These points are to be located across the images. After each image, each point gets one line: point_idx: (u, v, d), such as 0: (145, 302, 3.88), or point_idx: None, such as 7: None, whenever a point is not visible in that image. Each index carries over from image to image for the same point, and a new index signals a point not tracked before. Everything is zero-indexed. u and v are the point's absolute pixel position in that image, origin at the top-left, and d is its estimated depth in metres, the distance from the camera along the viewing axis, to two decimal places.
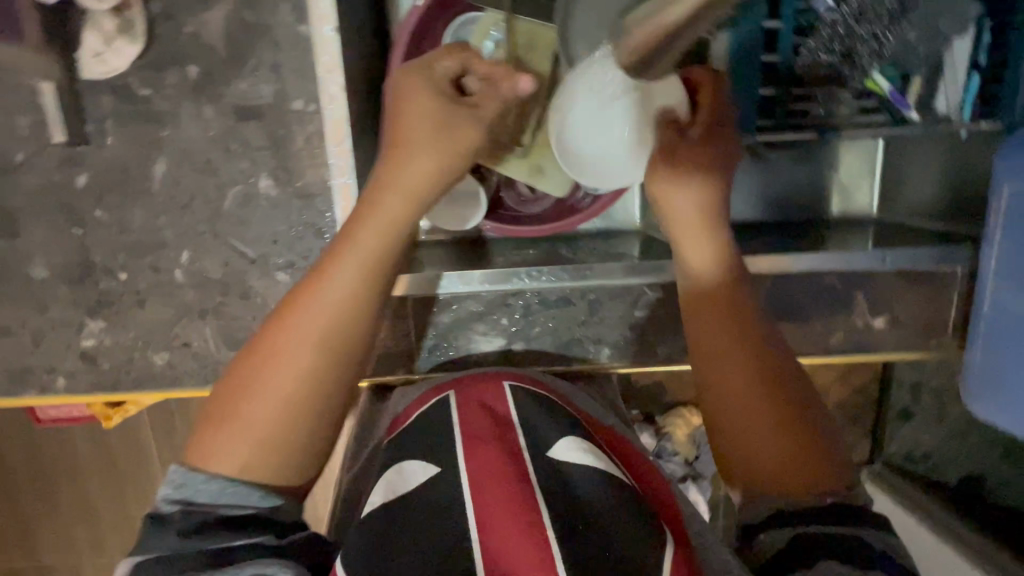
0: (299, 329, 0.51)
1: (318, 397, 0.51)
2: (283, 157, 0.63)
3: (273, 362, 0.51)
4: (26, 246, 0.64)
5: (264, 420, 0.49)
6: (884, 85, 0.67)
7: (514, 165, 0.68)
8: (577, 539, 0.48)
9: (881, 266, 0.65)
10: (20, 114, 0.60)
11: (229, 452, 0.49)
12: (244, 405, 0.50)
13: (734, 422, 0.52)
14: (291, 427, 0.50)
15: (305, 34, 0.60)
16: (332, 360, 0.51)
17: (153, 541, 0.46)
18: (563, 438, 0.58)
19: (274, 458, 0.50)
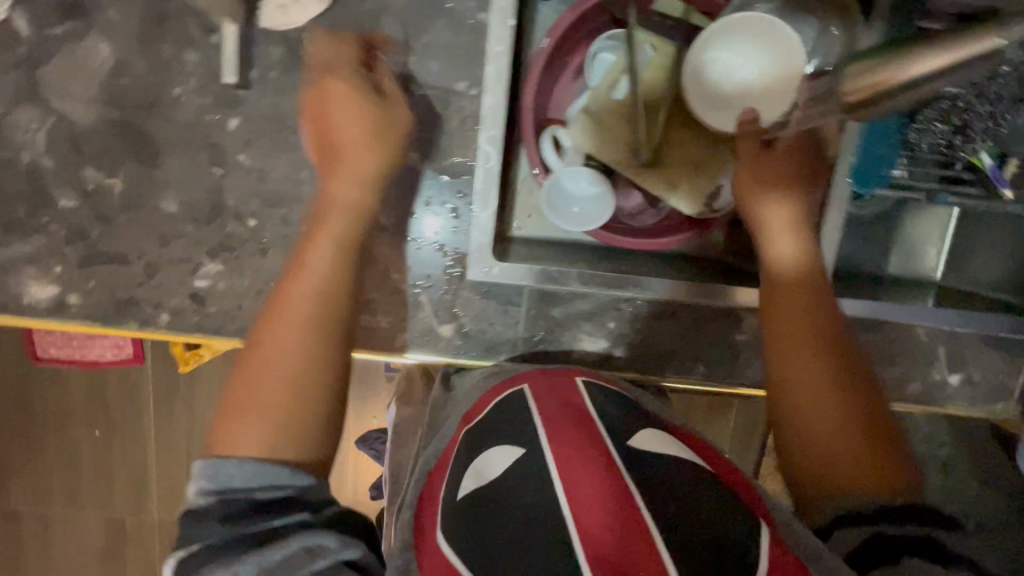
0: (295, 309, 0.56)
1: (314, 372, 0.54)
2: (436, 134, 0.65)
3: (274, 343, 0.55)
4: (164, 178, 0.64)
5: (274, 402, 0.52)
6: (987, 161, 0.72)
7: (649, 178, 0.70)
8: (678, 526, 0.45)
9: (954, 321, 0.71)
10: (194, 50, 0.62)
11: (249, 439, 0.51)
12: (252, 394, 0.52)
13: (811, 423, 0.57)
14: (296, 403, 0.53)
15: (484, 22, 0.63)
16: (320, 335, 0.56)
17: (193, 533, 0.47)
18: (644, 429, 0.56)
19: (295, 432, 0.52)
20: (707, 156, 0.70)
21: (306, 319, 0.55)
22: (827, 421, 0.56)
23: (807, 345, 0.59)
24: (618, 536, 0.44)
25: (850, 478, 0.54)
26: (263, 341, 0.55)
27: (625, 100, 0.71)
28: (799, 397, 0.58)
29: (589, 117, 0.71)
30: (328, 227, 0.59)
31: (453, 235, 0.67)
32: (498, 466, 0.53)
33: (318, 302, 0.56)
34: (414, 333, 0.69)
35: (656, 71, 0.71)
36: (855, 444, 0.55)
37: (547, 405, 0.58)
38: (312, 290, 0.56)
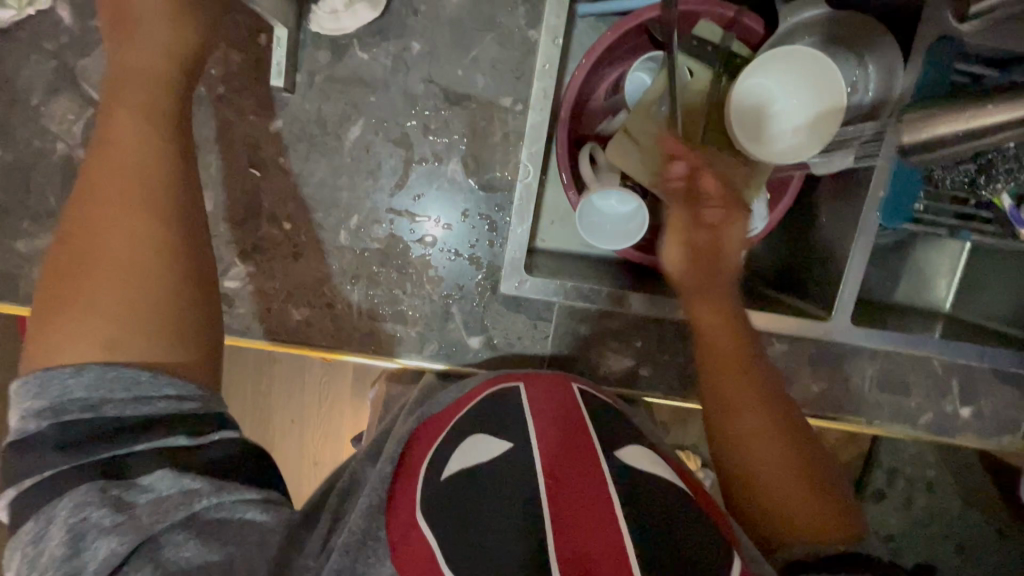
0: (124, 198, 0.46)
1: (155, 256, 0.46)
2: (478, 147, 0.65)
3: (90, 235, 0.45)
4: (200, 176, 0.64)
5: (111, 297, 0.44)
6: (1006, 201, 0.74)
7: None
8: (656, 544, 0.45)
9: (945, 353, 0.73)
10: (240, 50, 0.62)
11: (82, 339, 0.43)
12: (81, 287, 0.44)
13: (763, 463, 0.58)
14: (138, 290, 0.44)
15: (534, 40, 0.64)
16: (153, 213, 0.47)
17: (29, 464, 0.40)
18: (635, 444, 0.56)
19: (142, 336, 0.44)
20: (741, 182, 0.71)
21: (135, 198, 0.46)
22: (771, 466, 0.58)
23: (745, 395, 0.61)
24: (595, 542, 0.44)
25: (795, 521, 0.55)
26: (78, 234, 0.45)
27: (662, 121, 0.71)
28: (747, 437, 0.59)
29: (628, 136, 0.71)
30: (126, 99, 0.50)
31: (489, 247, 0.67)
32: (482, 450, 0.53)
33: (147, 184, 0.47)
34: (442, 343, 0.69)
35: (694, 96, 0.72)
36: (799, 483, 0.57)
37: (541, 406, 0.58)
38: (135, 173, 0.47)
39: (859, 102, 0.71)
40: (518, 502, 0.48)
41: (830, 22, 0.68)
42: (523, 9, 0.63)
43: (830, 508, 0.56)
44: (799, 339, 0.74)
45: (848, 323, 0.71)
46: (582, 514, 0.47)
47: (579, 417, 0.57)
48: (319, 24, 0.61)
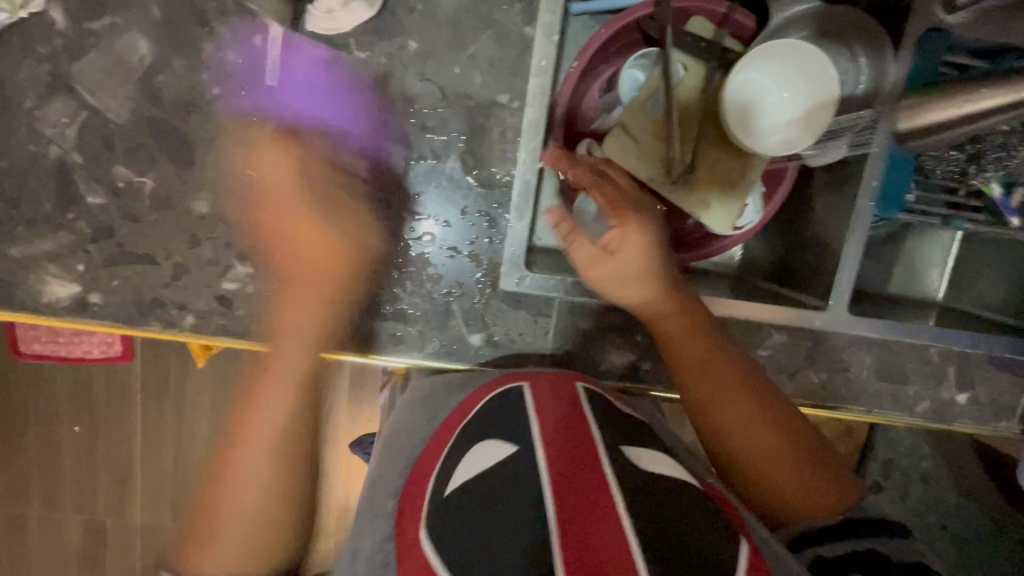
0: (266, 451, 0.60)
1: (273, 512, 0.61)
2: (477, 144, 0.65)
3: (248, 446, 0.61)
4: (198, 178, 0.64)
5: (239, 536, 0.59)
6: (997, 190, 0.77)
7: (680, 195, 0.70)
8: (658, 542, 0.45)
9: (945, 341, 0.73)
10: (235, 51, 0.61)
11: (222, 565, 0.59)
12: (230, 497, 0.60)
13: (757, 455, 0.62)
14: (267, 515, 0.60)
15: (530, 37, 0.64)
16: (291, 440, 0.62)
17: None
18: (642, 446, 0.56)
19: (262, 562, 0.60)
20: (738, 176, 0.71)
21: (264, 466, 0.60)
22: (763, 458, 0.62)
23: (723, 401, 0.62)
24: (601, 541, 0.44)
25: (794, 492, 0.62)
26: (238, 444, 0.61)
27: (658, 117, 0.71)
28: (738, 436, 0.62)
29: (625, 133, 0.71)
30: (283, 324, 0.64)
31: (487, 244, 0.67)
32: (488, 457, 0.54)
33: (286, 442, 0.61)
34: (444, 341, 0.69)
35: (689, 92, 0.72)
36: (789, 463, 0.62)
37: (545, 405, 0.58)
38: (271, 450, 0.61)
39: (851, 93, 0.71)
40: (517, 504, 0.48)
41: (821, 16, 0.69)
42: (519, 6, 0.63)
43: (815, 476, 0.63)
44: (797, 330, 0.75)
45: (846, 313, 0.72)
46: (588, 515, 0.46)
47: (583, 415, 0.58)
48: (315, 23, 0.61)
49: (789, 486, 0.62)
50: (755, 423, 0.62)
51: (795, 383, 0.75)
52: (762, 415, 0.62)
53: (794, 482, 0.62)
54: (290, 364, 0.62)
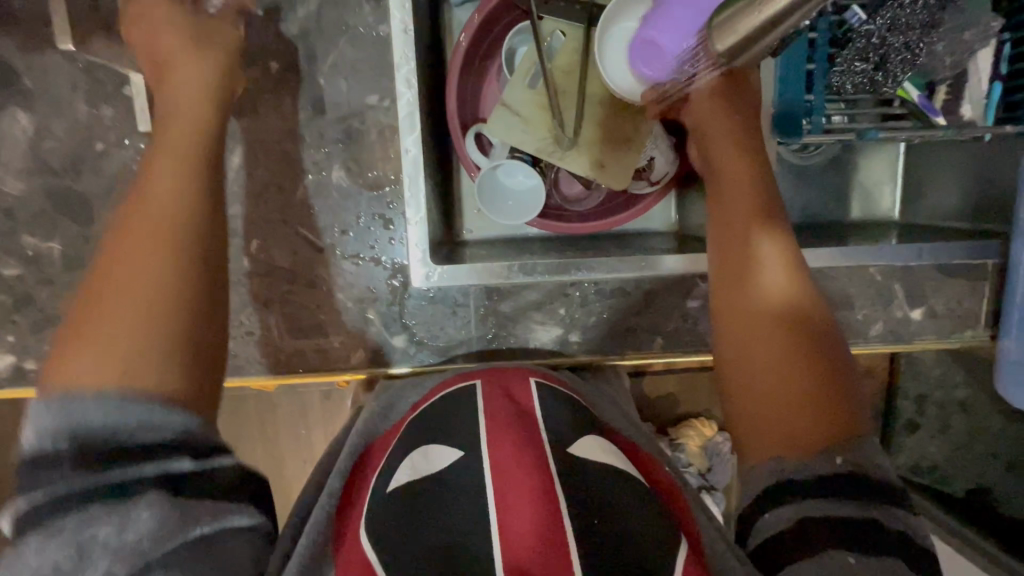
0: (139, 284, 0.41)
1: (168, 296, 0.42)
2: (357, 149, 0.66)
3: (120, 246, 0.43)
4: (100, 233, 0.66)
5: (102, 356, 0.40)
6: (914, 93, 0.74)
7: (573, 160, 0.70)
8: (596, 536, 0.47)
9: (914, 258, 0.70)
10: (107, 104, 0.63)
11: (88, 368, 0.40)
12: (92, 310, 0.41)
13: (767, 366, 0.52)
14: (149, 314, 0.41)
15: (385, 34, 0.64)
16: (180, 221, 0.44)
17: (37, 480, 0.38)
18: (588, 435, 0.58)
19: (149, 358, 0.40)
20: (631, 130, 0.70)
21: (141, 248, 0.43)
22: (778, 376, 0.51)
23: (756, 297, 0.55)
24: (539, 545, 0.46)
25: (798, 433, 0.49)
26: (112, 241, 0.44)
27: (541, 88, 0.71)
28: (754, 343, 0.53)
29: (509, 111, 0.70)
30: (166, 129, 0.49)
31: (389, 246, 0.68)
32: (437, 459, 0.55)
33: (170, 222, 0.44)
34: (368, 346, 0.69)
35: (570, 56, 0.71)
36: (806, 384, 0.50)
37: (497, 409, 0.60)
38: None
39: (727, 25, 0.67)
40: (450, 504, 0.50)
41: None
42: (369, 6, 0.64)
43: (835, 412, 0.50)
44: None
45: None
46: (535, 516, 0.48)
47: (533, 418, 0.60)
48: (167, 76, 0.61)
49: (790, 414, 0.50)
50: (775, 326, 0.53)
51: None
52: (782, 318, 0.54)
53: (796, 417, 0.50)
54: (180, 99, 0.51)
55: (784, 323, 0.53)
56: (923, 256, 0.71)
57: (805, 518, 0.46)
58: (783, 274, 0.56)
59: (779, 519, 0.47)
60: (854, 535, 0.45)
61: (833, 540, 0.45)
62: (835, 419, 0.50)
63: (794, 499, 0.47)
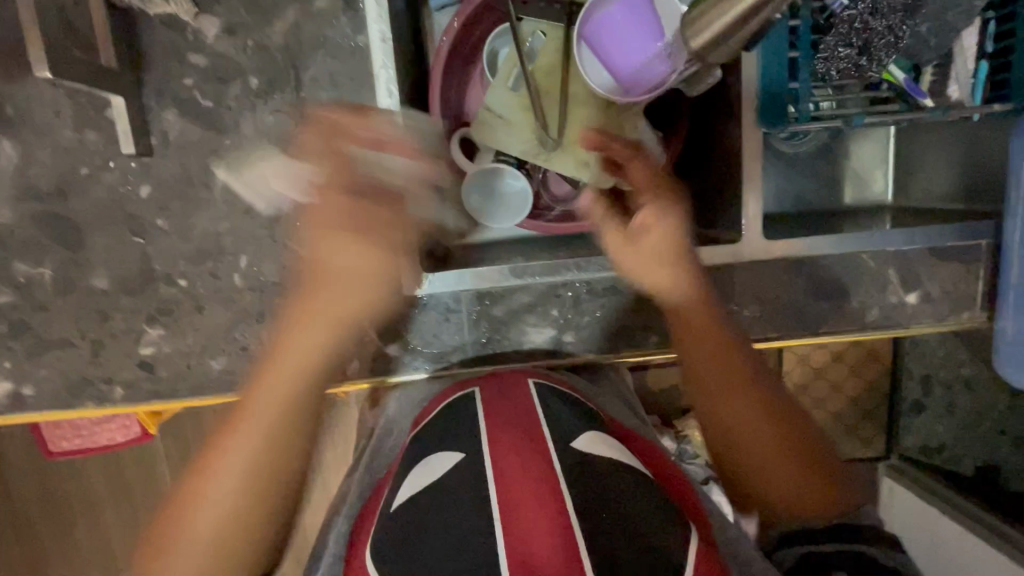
0: (227, 501, 0.65)
1: (269, 495, 0.67)
2: (342, 162, 0.66)
3: (230, 456, 0.65)
4: (90, 257, 0.66)
5: (208, 535, 0.65)
6: (899, 74, 0.74)
7: (558, 161, 0.70)
8: (603, 530, 0.48)
9: (907, 243, 0.71)
10: (89, 128, 0.63)
11: (187, 563, 0.65)
12: (198, 508, 0.65)
13: (766, 467, 0.65)
14: (254, 513, 0.65)
15: (364, 44, 0.64)
16: (278, 444, 0.66)
17: None
18: (585, 431, 0.59)
19: (257, 528, 0.67)
20: (616, 128, 0.70)
21: (229, 472, 0.65)
22: (786, 469, 0.65)
23: (744, 411, 0.65)
24: (547, 537, 0.47)
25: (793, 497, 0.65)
26: (217, 459, 0.65)
27: (523, 90, 0.70)
28: (754, 442, 0.65)
29: (492, 114, 0.70)
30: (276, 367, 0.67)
31: None
32: (437, 468, 0.58)
33: (269, 450, 0.66)
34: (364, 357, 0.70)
35: (551, 56, 0.70)
36: (793, 463, 0.64)
37: (500, 412, 0.63)
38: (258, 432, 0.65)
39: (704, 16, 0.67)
40: (459, 504, 0.52)
41: None
42: (346, 17, 0.63)
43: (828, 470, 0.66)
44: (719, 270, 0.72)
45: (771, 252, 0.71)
46: (542, 514, 0.49)
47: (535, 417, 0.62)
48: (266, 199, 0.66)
49: (789, 488, 0.65)
50: (766, 425, 0.65)
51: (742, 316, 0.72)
52: (772, 418, 0.65)
53: (794, 489, 0.65)
54: (314, 345, 0.66)
55: (774, 423, 0.65)
56: (914, 241, 0.71)
57: None
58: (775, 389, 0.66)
59: None
60: None
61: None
62: (825, 476, 0.66)
63: None
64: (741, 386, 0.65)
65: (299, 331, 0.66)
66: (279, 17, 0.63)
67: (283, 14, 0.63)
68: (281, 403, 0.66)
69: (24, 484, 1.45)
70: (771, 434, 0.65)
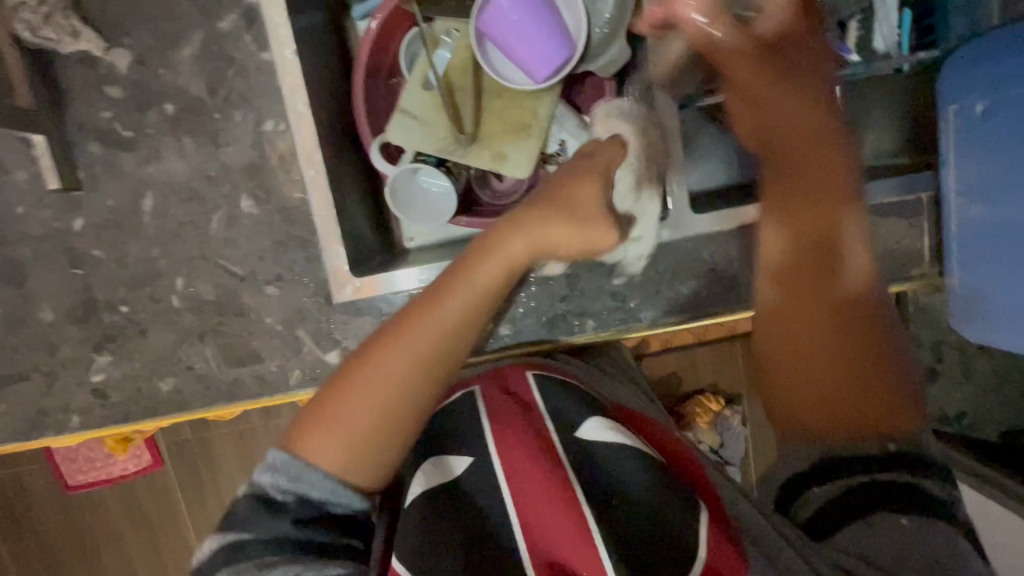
0: (374, 409, 0.55)
1: (395, 422, 0.56)
2: (260, 178, 0.67)
3: (379, 362, 0.56)
4: (35, 292, 0.69)
5: (341, 441, 0.55)
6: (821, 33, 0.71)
7: (475, 154, 0.70)
8: (610, 520, 0.55)
9: None
10: (21, 169, 0.66)
11: (330, 449, 0.55)
12: (341, 408, 0.56)
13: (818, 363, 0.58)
14: (389, 429, 0.56)
15: (268, 60, 0.65)
16: (428, 364, 0.57)
17: (254, 519, 0.53)
18: (590, 419, 0.63)
19: (377, 451, 0.56)
20: (530, 117, 0.70)
21: (397, 363, 0.56)
22: (815, 368, 0.58)
23: (804, 285, 0.60)
24: (565, 530, 0.54)
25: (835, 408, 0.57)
26: (368, 361, 0.56)
27: (436, 89, 0.71)
28: (799, 330, 0.59)
29: (406, 116, 0.71)
30: (461, 279, 0.58)
31: (307, 265, 0.69)
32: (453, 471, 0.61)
33: (425, 372, 0.57)
34: (304, 367, 0.70)
35: (464, 53, 0.72)
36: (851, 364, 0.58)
37: (500, 402, 0.66)
38: (436, 331, 0.56)
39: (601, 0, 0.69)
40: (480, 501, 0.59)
41: None
42: (250, 36, 0.65)
43: (870, 401, 0.57)
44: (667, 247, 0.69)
45: (712, 227, 0.68)
46: (556, 508, 0.55)
47: (535, 407, 0.66)
48: (194, 217, 0.68)
49: (836, 391, 0.57)
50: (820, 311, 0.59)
51: (681, 294, 0.70)
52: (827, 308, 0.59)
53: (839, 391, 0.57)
54: (490, 270, 0.58)
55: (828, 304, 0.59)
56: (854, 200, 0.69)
57: (846, 490, 0.55)
58: (855, 289, 0.59)
59: (817, 495, 0.56)
60: (899, 502, 0.53)
61: (857, 515, 0.54)
62: (872, 406, 0.56)
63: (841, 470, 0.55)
64: (782, 278, 0.61)
65: (500, 246, 0.58)
66: (187, 43, 0.65)
67: (190, 39, 0.65)
68: (450, 328, 0.57)
69: (43, 517, 1.50)
70: (820, 328, 0.59)
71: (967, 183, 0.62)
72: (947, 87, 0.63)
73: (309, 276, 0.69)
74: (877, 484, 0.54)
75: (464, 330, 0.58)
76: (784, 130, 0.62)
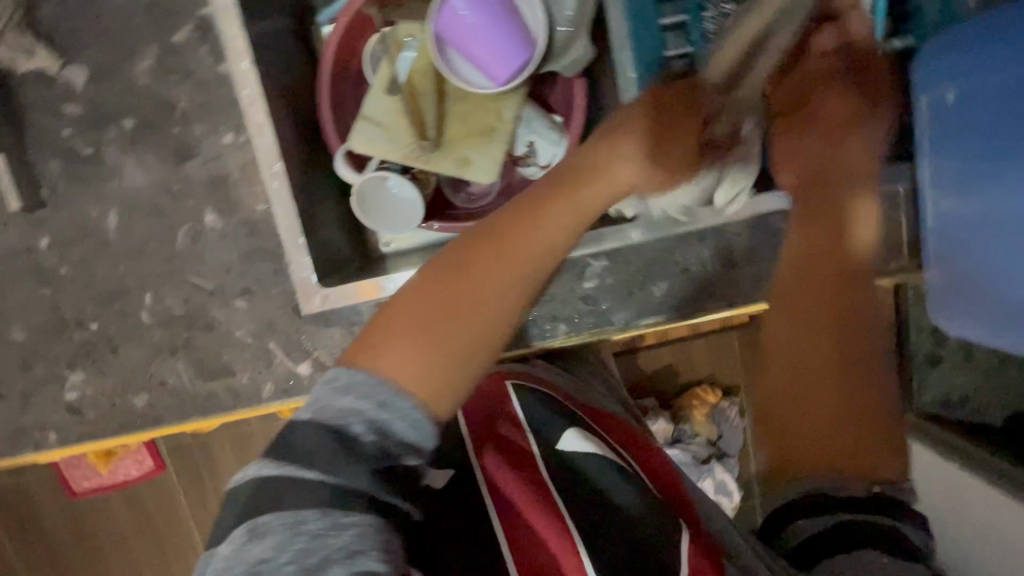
0: (470, 321, 0.49)
1: (485, 340, 0.50)
2: (223, 191, 0.66)
3: (478, 268, 0.50)
4: (5, 312, 0.69)
5: (418, 353, 0.47)
6: None
7: (440, 160, 0.69)
8: (592, 532, 0.54)
9: None
10: None
11: (404, 360, 0.47)
12: (432, 315, 0.48)
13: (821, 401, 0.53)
14: (479, 347, 0.49)
15: (225, 72, 0.64)
16: (529, 277, 0.51)
17: (321, 452, 0.43)
18: (569, 431, 0.62)
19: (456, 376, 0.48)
20: (494, 120, 0.69)
21: (497, 274, 0.50)
22: (817, 412, 0.54)
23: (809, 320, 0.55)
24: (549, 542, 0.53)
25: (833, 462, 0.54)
26: (466, 264, 0.50)
27: (399, 95, 0.70)
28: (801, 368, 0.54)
29: (370, 123, 0.69)
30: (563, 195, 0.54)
31: (275, 277, 0.68)
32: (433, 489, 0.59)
33: (520, 287, 0.51)
34: (276, 380, 0.69)
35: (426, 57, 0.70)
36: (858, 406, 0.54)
37: (483, 420, 0.65)
38: (539, 242, 0.52)
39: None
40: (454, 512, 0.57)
41: None
42: (205, 49, 0.64)
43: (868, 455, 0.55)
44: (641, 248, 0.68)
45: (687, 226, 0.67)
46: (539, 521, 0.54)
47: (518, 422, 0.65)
48: (160, 232, 0.67)
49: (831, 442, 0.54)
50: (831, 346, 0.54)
51: (655, 295, 0.69)
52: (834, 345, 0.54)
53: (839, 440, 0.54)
54: (595, 191, 0.55)
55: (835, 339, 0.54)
56: None
57: (838, 522, 0.54)
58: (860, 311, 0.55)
59: (807, 525, 0.57)
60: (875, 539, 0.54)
61: (841, 549, 0.55)
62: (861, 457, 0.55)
63: (828, 506, 0.55)
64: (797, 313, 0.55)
65: (610, 165, 0.55)
66: (142, 57, 0.64)
67: (146, 53, 0.64)
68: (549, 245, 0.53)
69: (48, 524, 1.53)
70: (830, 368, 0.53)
71: (938, 176, 0.61)
72: (922, 72, 0.59)
73: (277, 288, 0.68)
74: (864, 520, 0.54)
75: (563, 254, 0.54)
76: (824, 162, 0.57)
